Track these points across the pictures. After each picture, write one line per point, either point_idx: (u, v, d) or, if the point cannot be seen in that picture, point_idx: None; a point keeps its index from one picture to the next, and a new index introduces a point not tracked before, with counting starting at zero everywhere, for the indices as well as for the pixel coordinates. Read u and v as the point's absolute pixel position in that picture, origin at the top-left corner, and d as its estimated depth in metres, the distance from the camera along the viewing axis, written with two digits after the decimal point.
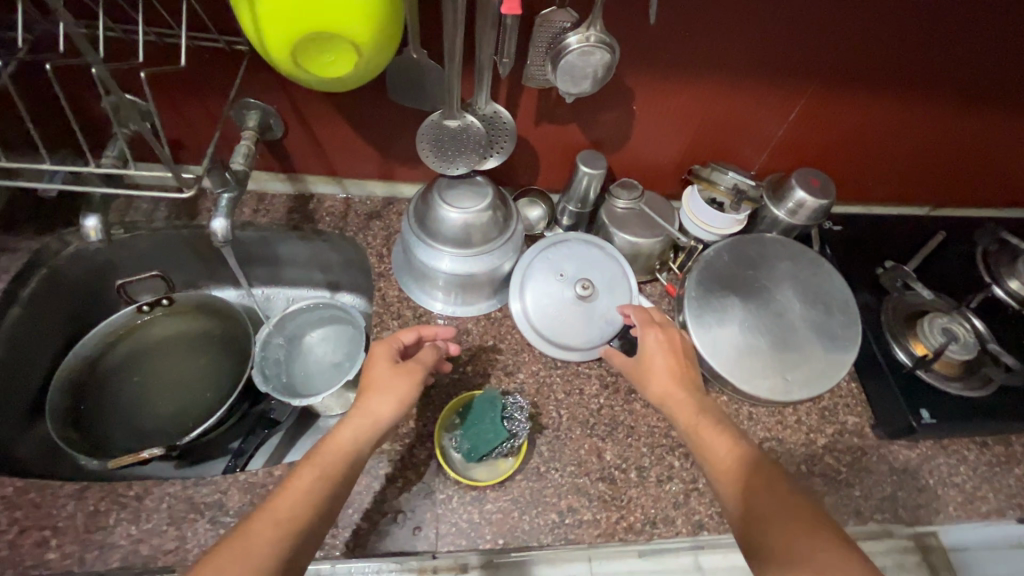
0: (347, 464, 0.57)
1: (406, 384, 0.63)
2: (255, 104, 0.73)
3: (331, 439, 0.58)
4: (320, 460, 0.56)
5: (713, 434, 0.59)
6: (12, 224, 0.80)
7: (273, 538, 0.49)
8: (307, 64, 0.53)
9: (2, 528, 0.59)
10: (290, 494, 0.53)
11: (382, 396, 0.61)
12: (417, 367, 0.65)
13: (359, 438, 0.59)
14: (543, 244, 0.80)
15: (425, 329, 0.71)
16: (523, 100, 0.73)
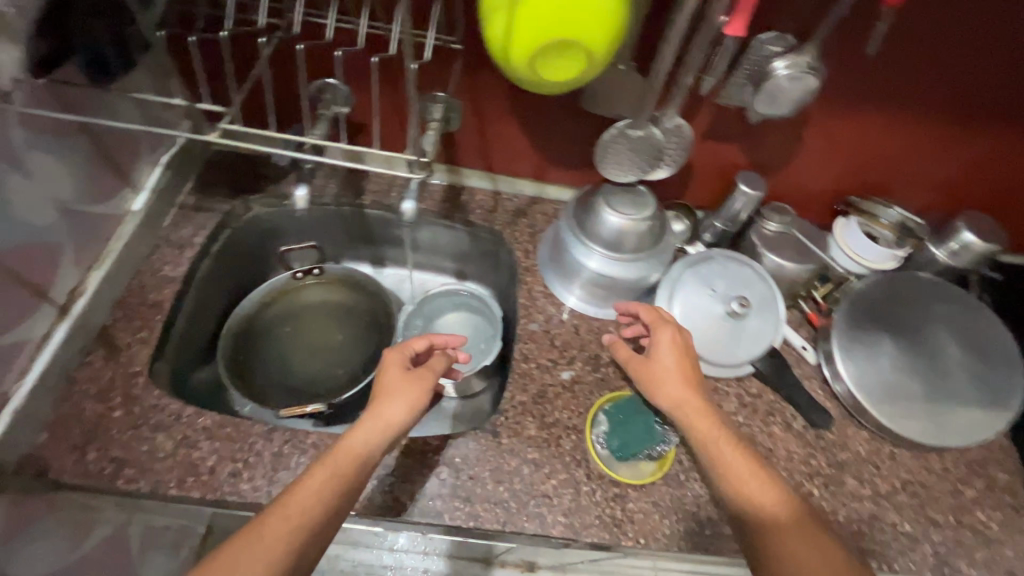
0: (360, 465, 0.56)
1: (416, 388, 0.64)
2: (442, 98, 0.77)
3: (344, 442, 0.57)
4: (335, 461, 0.55)
5: (727, 446, 0.59)
6: (207, 186, 0.89)
7: (288, 533, 0.48)
8: (540, 69, 0.57)
9: (205, 455, 0.66)
10: (309, 489, 0.52)
11: (393, 401, 0.62)
12: (429, 374, 0.66)
13: (371, 441, 0.59)
14: (693, 260, 0.81)
15: (434, 338, 0.73)
16: (699, 115, 0.75)
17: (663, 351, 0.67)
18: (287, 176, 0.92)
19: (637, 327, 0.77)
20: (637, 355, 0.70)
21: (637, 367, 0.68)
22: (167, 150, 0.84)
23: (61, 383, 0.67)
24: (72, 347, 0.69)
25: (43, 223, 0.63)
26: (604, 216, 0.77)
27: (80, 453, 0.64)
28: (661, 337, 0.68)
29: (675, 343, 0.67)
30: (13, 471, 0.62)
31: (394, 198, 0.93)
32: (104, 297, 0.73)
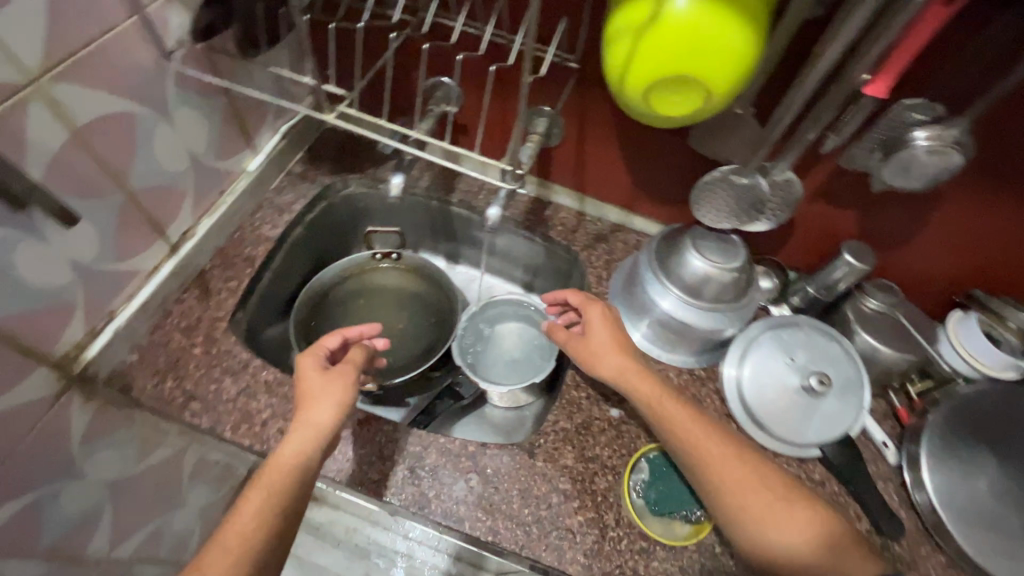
0: (296, 476, 0.60)
1: (339, 387, 0.66)
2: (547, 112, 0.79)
3: (273, 460, 0.60)
4: (267, 481, 0.59)
5: (676, 411, 0.65)
6: (315, 158, 0.95)
7: (243, 543, 0.56)
8: (652, 100, 0.55)
9: (261, 407, 0.70)
10: (258, 500, 0.58)
11: (323, 408, 0.63)
12: (349, 369, 0.69)
13: (302, 449, 0.62)
14: (774, 322, 0.76)
15: (347, 332, 0.75)
16: (813, 173, 0.70)
17: (599, 334, 0.71)
18: (386, 163, 0.96)
19: (567, 315, 0.81)
20: (574, 336, 0.74)
21: (574, 346, 0.73)
22: (288, 120, 0.91)
23: (158, 312, 0.74)
24: (174, 282, 0.76)
25: (175, 169, 0.70)
26: (688, 258, 0.75)
27: (160, 379, 0.71)
28: (592, 318, 0.73)
29: (607, 323, 0.72)
30: (104, 381, 0.69)
31: (480, 200, 0.95)
32: (209, 243, 0.80)
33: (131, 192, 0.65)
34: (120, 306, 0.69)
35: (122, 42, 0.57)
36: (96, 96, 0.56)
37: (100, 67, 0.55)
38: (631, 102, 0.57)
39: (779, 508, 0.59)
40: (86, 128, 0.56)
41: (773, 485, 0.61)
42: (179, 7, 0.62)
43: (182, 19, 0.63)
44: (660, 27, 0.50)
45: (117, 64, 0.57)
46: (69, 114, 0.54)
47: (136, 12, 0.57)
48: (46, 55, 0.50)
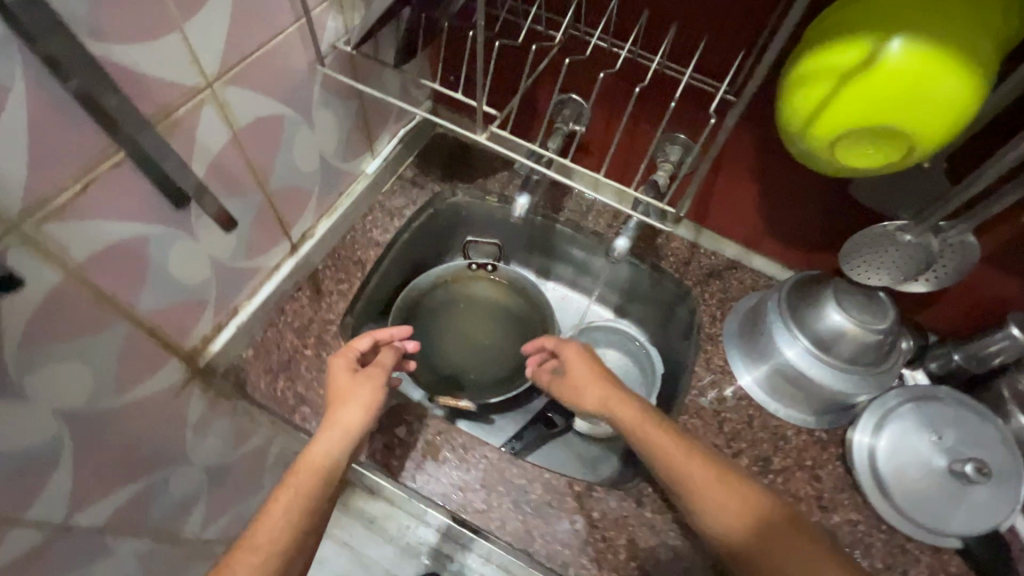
0: (324, 476, 0.60)
1: (368, 390, 0.66)
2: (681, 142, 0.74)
3: (303, 461, 0.61)
4: (297, 481, 0.59)
5: (644, 424, 0.63)
6: (426, 163, 0.93)
7: (286, 536, 0.56)
8: (837, 152, 0.51)
9: None
10: (292, 495, 0.58)
11: (348, 405, 0.65)
12: (377, 372, 0.68)
13: (332, 449, 0.62)
14: (916, 393, 0.69)
15: (377, 335, 0.73)
16: (990, 237, 0.63)
17: (584, 370, 0.71)
18: (496, 174, 0.94)
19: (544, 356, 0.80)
20: (557, 377, 0.75)
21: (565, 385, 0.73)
22: (405, 125, 0.90)
23: (273, 310, 0.75)
24: (291, 281, 0.76)
25: (307, 171, 0.70)
26: (825, 309, 0.69)
27: (273, 377, 0.71)
28: (576, 364, 0.72)
29: (588, 364, 0.72)
30: (222, 374, 0.70)
31: (589, 222, 0.91)
32: (324, 244, 0.80)
33: (269, 193, 0.65)
34: (242, 303, 0.70)
35: (285, 47, 0.56)
36: (258, 100, 0.56)
37: (264, 72, 0.55)
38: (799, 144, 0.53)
39: (719, 489, 0.57)
40: (244, 131, 0.56)
41: (762, 495, 0.57)
42: (338, 13, 0.61)
43: (337, 24, 0.62)
44: (867, 79, 0.45)
45: (278, 69, 0.57)
46: (233, 116, 0.54)
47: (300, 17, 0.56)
48: (224, 60, 0.50)
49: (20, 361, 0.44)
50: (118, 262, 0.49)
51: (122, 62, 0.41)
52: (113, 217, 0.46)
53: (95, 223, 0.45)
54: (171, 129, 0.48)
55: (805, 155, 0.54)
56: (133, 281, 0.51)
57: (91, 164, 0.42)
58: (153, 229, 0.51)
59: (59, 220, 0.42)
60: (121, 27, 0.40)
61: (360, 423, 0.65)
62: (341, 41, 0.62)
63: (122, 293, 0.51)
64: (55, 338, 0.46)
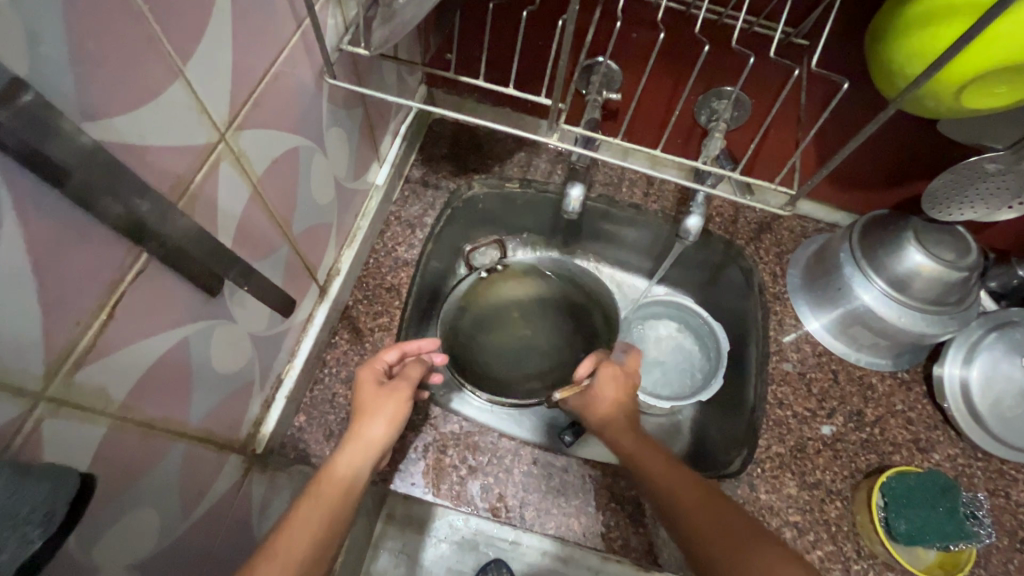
0: (347, 488, 0.52)
1: (393, 405, 0.58)
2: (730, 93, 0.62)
3: (326, 471, 0.52)
4: (321, 493, 0.50)
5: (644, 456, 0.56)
6: (433, 159, 0.82)
7: (309, 550, 0.46)
8: (963, 94, 0.45)
9: (456, 464, 0.63)
10: (314, 505, 0.49)
11: (375, 419, 0.57)
12: (405, 386, 0.60)
13: (354, 463, 0.54)
14: (996, 321, 0.71)
15: (406, 345, 0.64)
16: None
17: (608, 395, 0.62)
18: (511, 157, 0.84)
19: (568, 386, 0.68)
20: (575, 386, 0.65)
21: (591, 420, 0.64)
22: (405, 120, 0.78)
23: (315, 365, 0.66)
24: (327, 327, 0.67)
25: (324, 203, 0.59)
26: (904, 247, 0.66)
27: (337, 441, 0.63)
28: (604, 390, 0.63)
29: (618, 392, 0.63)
30: (279, 450, 0.61)
31: (624, 194, 0.83)
32: (350, 277, 0.70)
33: (293, 240, 0.54)
34: (284, 368, 0.60)
35: (288, 64, 0.44)
36: (273, 137, 0.45)
37: (274, 101, 0.43)
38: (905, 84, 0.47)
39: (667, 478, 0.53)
40: (262, 180, 0.45)
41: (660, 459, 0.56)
42: (337, 6, 0.48)
43: (337, 19, 0.49)
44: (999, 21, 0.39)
45: (286, 94, 0.45)
46: (251, 166, 0.43)
47: (300, 21, 0.44)
48: (232, 99, 0.38)
49: (85, 535, 0.35)
50: (164, 379, 0.39)
51: (128, 139, 0.30)
52: (149, 331, 0.36)
53: (134, 345, 0.35)
54: (191, 205, 0.37)
55: (914, 99, 0.48)
56: (180, 395, 0.42)
57: (116, 279, 0.32)
58: (191, 326, 0.41)
59: (97, 359, 0.32)
60: (114, 91, 0.29)
61: (387, 441, 0.57)
62: (345, 41, 0.50)
63: (172, 410, 0.41)
64: (115, 491, 0.37)
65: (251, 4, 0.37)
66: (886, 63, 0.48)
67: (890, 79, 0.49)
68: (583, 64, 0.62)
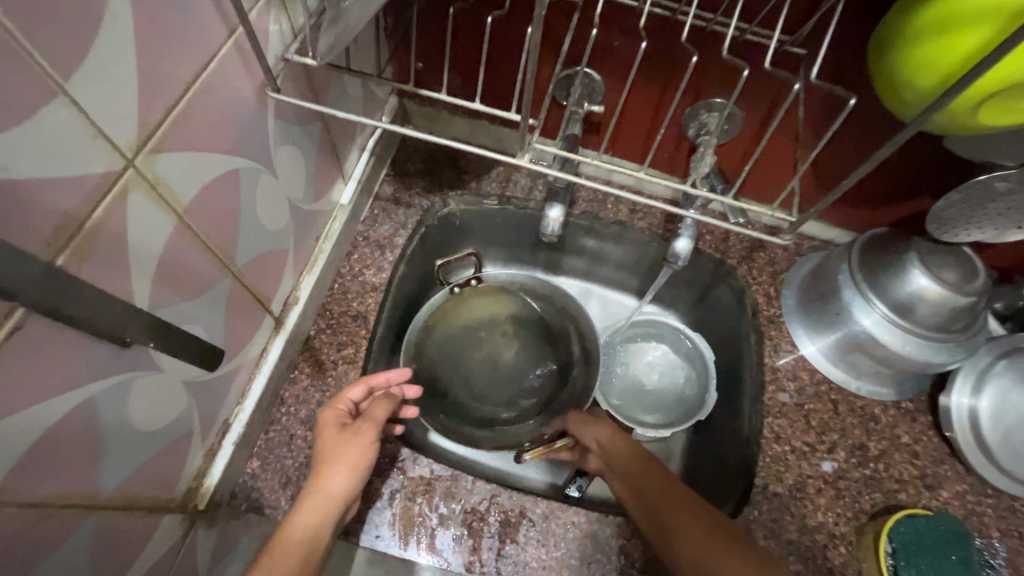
0: (308, 556, 0.43)
1: (356, 449, 0.49)
2: (722, 106, 0.57)
3: (279, 537, 0.43)
4: (272, 565, 0.41)
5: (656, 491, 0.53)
6: (406, 175, 0.77)
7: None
8: (982, 110, 0.40)
9: (426, 511, 0.58)
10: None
11: (336, 468, 0.48)
12: (370, 426, 0.50)
13: (312, 522, 0.45)
14: (1004, 347, 0.66)
15: (373, 379, 0.55)
16: None
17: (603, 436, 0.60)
18: (489, 172, 0.78)
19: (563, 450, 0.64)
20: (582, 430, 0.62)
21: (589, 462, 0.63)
22: (373, 133, 0.72)
23: (271, 404, 0.60)
24: (285, 362, 0.61)
25: (276, 227, 0.53)
26: (908, 269, 0.61)
27: (293, 490, 0.57)
28: (586, 433, 0.62)
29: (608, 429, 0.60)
30: (228, 502, 0.55)
31: (608, 211, 0.78)
32: (312, 305, 0.64)
33: (237, 272, 0.48)
34: (233, 411, 0.55)
35: (219, 78, 0.39)
36: (201, 160, 0.39)
37: (200, 120, 0.38)
38: (909, 94, 0.43)
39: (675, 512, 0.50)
40: (191, 209, 0.39)
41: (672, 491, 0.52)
42: (280, 11, 0.43)
43: (282, 27, 0.44)
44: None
45: (217, 112, 0.39)
46: (174, 196, 0.37)
47: (232, 29, 0.39)
48: (142, 121, 0.33)
49: None
50: (63, 449, 0.34)
51: None
52: (35, 396, 0.31)
53: (14, 418, 0.30)
54: (88, 247, 0.31)
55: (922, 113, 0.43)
56: (88, 462, 0.36)
57: None
58: (101, 383, 0.35)
59: None
60: None
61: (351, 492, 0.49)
62: (292, 51, 0.44)
63: (78, 482, 0.36)
64: None
65: (159, 10, 0.32)
66: (890, 68, 0.43)
67: (897, 89, 0.43)
68: (562, 75, 0.57)
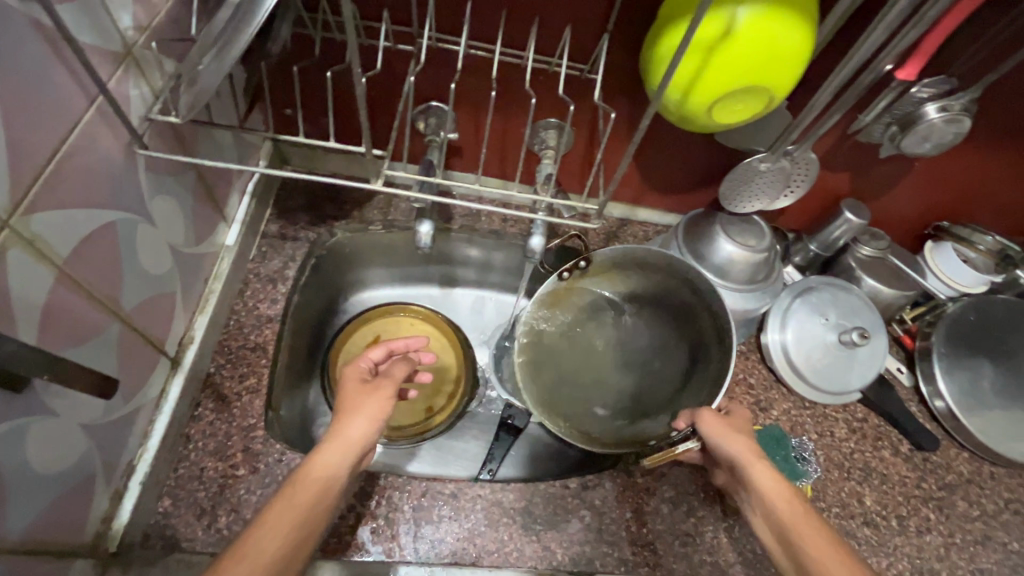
0: (324, 488, 0.50)
1: (377, 402, 0.58)
2: (555, 124, 0.69)
3: (304, 469, 0.50)
4: (298, 490, 0.48)
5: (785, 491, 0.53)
6: (289, 212, 0.82)
7: (279, 550, 0.44)
8: (716, 113, 0.55)
9: (345, 512, 0.63)
10: (288, 506, 0.47)
11: (359, 416, 0.56)
12: (389, 383, 0.61)
13: (337, 461, 0.52)
14: (797, 289, 0.81)
15: (393, 344, 0.70)
16: (822, 144, 0.73)
17: (740, 444, 0.57)
18: (370, 201, 0.86)
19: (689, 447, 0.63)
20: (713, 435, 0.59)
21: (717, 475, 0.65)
22: (252, 177, 0.77)
23: (178, 442, 0.62)
24: (186, 400, 0.63)
25: (161, 271, 0.57)
26: (716, 239, 0.77)
27: (210, 520, 0.59)
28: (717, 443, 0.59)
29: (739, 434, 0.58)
30: (143, 543, 0.56)
31: (483, 222, 0.88)
32: (208, 343, 0.67)
33: (126, 317, 0.52)
34: (137, 452, 0.57)
35: (85, 141, 0.43)
36: (74, 216, 0.43)
37: (69, 180, 0.42)
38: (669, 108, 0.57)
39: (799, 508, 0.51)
40: (70, 262, 0.43)
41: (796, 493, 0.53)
42: (138, 78, 0.48)
43: (142, 91, 0.49)
44: (732, 45, 0.49)
45: (86, 171, 0.44)
46: (52, 250, 0.41)
47: (92, 98, 0.44)
48: (13, 184, 0.37)
49: None
50: None
51: None
52: None
53: None
54: None
55: (681, 119, 0.57)
56: None
57: None
58: None
59: None
60: None
61: (371, 441, 0.56)
62: (154, 110, 0.49)
63: None
64: None
65: (18, 91, 0.37)
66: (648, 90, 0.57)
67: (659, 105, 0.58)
68: (417, 111, 0.66)
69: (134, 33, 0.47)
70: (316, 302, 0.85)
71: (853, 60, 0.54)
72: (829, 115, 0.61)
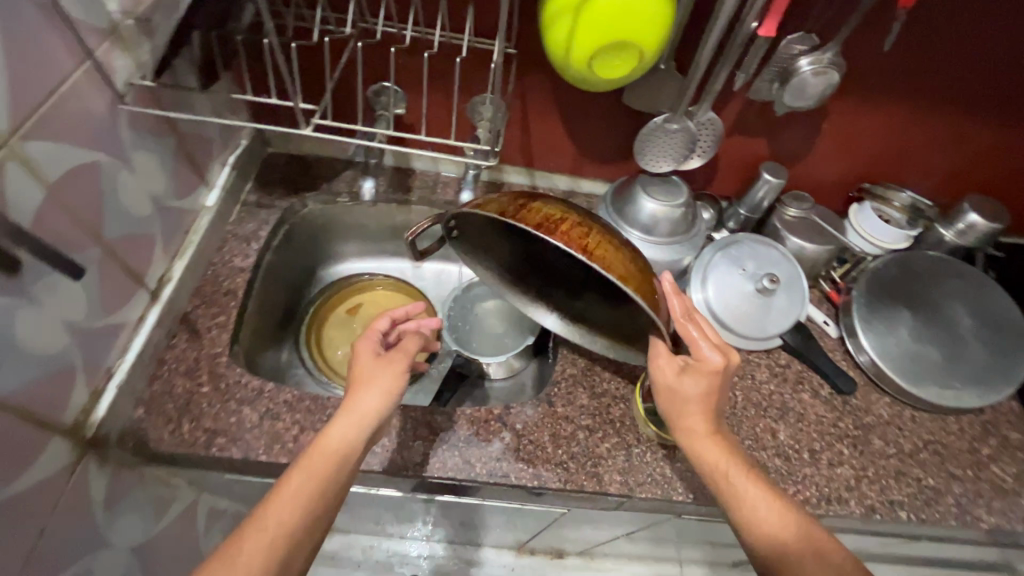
0: (339, 461, 0.57)
1: (389, 375, 0.63)
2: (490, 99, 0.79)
3: (322, 444, 0.57)
4: (313, 460, 0.56)
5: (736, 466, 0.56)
6: (268, 185, 0.94)
7: (298, 516, 0.52)
8: (598, 68, 0.64)
9: (288, 425, 0.70)
10: (308, 475, 0.54)
11: (372, 389, 0.62)
12: (401, 357, 0.65)
13: (350, 435, 0.58)
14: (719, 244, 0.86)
15: (396, 313, 0.73)
16: (729, 106, 0.80)
17: (691, 414, 0.58)
18: (338, 176, 0.97)
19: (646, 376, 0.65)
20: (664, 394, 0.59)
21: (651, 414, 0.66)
22: (233, 152, 0.90)
23: (153, 363, 0.73)
24: (162, 328, 0.74)
25: (143, 215, 0.70)
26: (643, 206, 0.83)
27: (175, 425, 0.69)
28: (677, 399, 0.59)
29: (688, 394, 0.58)
30: (118, 442, 0.66)
31: (438, 193, 0.98)
32: (186, 285, 0.79)
33: (107, 244, 0.63)
34: (116, 361, 0.68)
35: (74, 94, 0.56)
36: (64, 151, 0.55)
37: (62, 122, 0.55)
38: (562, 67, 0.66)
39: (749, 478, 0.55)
40: (58, 184, 0.55)
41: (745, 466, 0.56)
42: (123, 51, 0.61)
43: (126, 62, 0.62)
44: (594, 5, 0.58)
45: (72, 115, 0.56)
46: (42, 172, 0.53)
47: (83, 61, 0.56)
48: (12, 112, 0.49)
49: None
50: None
51: None
52: None
53: None
54: None
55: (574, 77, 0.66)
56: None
57: None
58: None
59: None
60: None
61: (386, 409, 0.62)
62: (135, 77, 0.62)
63: None
64: None
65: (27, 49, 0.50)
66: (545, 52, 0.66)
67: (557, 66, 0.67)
68: (373, 89, 0.77)
69: (120, 15, 0.60)
70: (293, 265, 0.96)
71: (717, 21, 0.62)
72: (714, 75, 0.69)
